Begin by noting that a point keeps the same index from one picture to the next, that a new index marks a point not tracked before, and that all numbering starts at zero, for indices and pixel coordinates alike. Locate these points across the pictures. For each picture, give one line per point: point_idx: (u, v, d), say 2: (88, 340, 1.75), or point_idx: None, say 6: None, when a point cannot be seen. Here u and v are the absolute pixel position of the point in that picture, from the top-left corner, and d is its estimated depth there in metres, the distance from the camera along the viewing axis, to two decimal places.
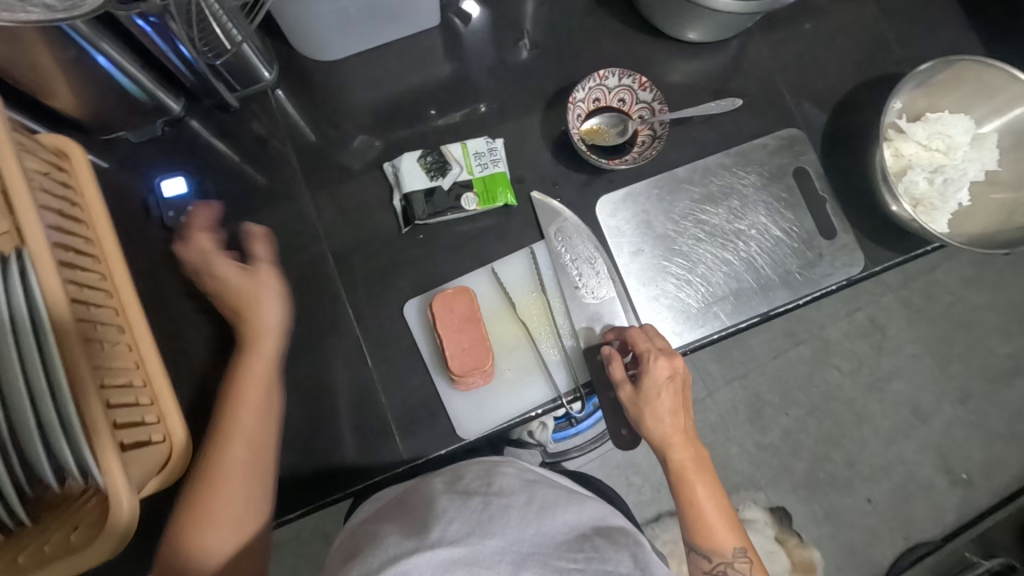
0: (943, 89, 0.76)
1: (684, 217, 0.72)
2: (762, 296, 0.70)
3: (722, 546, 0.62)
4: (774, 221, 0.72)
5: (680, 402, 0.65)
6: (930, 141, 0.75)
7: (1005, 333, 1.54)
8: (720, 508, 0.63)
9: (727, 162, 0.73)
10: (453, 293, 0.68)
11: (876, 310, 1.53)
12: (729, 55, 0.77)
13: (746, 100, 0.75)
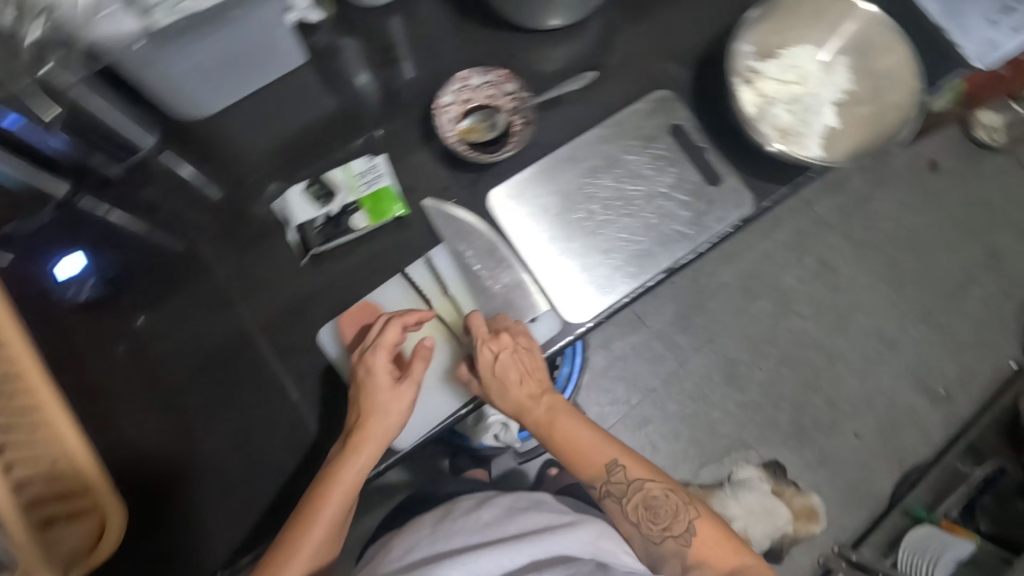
0: (784, 26, 0.80)
1: (574, 195, 0.75)
2: (663, 252, 0.74)
3: (596, 466, 0.67)
4: (659, 179, 0.76)
5: (525, 359, 0.67)
6: (785, 76, 0.79)
7: (950, 246, 1.58)
8: (592, 437, 0.69)
9: (606, 134, 0.77)
10: (356, 310, 0.72)
11: (824, 250, 1.55)
12: (592, 34, 0.81)
13: (611, 76, 0.80)
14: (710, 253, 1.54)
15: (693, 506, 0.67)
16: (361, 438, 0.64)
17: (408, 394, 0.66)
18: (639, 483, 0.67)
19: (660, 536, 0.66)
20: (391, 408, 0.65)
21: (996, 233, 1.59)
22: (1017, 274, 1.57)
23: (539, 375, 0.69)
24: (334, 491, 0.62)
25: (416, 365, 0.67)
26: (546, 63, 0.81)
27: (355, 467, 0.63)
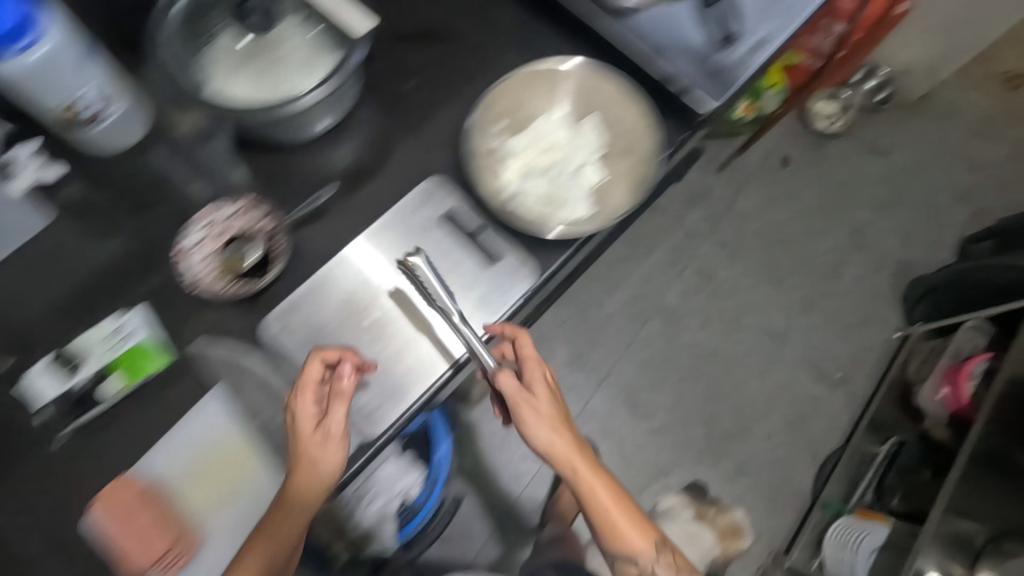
0: (525, 95, 0.77)
1: (358, 303, 0.73)
2: (451, 345, 0.72)
3: (634, 546, 0.78)
4: (439, 269, 0.73)
5: (546, 394, 0.74)
6: (535, 144, 0.75)
7: (814, 233, 1.64)
8: (620, 516, 0.77)
9: (381, 234, 0.75)
10: (119, 482, 0.69)
11: (699, 262, 1.59)
12: (365, 130, 0.80)
13: (387, 172, 0.79)
14: (593, 287, 1.55)
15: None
16: (295, 482, 0.65)
17: (337, 441, 0.66)
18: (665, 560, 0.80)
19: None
20: (320, 454, 0.65)
21: (853, 212, 1.66)
22: (883, 246, 1.63)
23: (575, 433, 0.74)
24: (294, 510, 0.66)
25: (336, 407, 0.66)
26: (321, 167, 0.79)
27: (337, 459, 0.66)
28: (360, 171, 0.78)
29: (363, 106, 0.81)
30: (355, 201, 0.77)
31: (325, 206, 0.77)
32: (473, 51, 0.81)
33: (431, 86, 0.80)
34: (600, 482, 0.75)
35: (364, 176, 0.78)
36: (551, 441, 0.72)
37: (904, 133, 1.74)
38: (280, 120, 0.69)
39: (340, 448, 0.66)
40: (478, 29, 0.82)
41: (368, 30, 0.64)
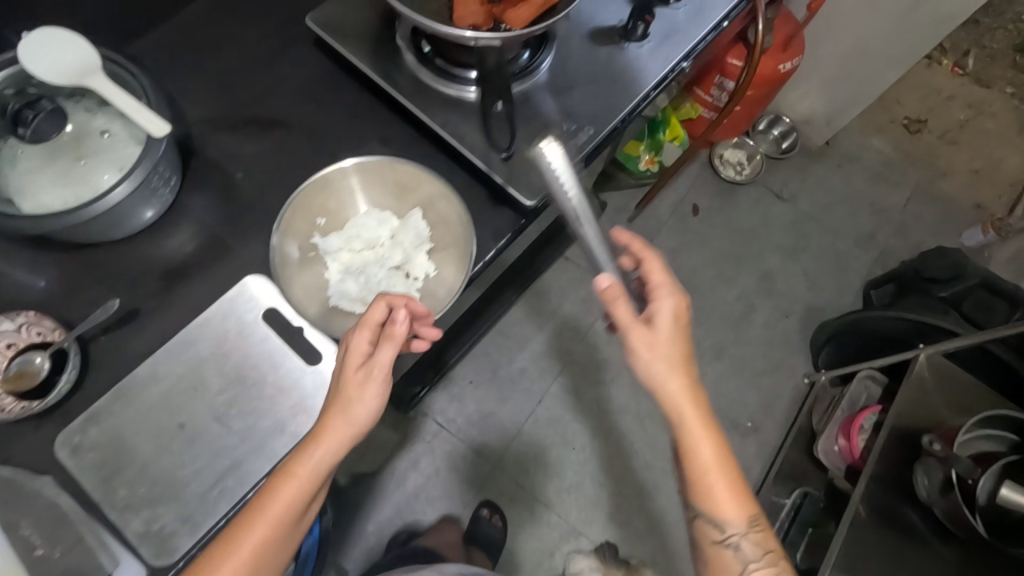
0: (340, 193, 0.71)
1: (160, 416, 0.63)
2: (262, 458, 0.63)
3: (737, 512, 0.62)
4: (255, 372, 0.66)
5: (679, 328, 0.62)
6: (356, 245, 0.70)
7: (725, 280, 1.65)
8: (712, 459, 0.61)
9: (191, 335, 0.66)
10: None
11: (611, 312, 1.59)
12: (195, 216, 0.73)
13: (208, 260, 0.71)
14: (502, 344, 1.52)
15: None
16: (330, 434, 0.53)
17: (378, 383, 0.55)
18: (750, 534, 0.63)
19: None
20: (358, 399, 0.55)
21: (762, 258, 1.69)
22: (790, 292, 1.66)
23: (693, 379, 0.61)
24: (289, 484, 0.52)
25: (386, 351, 0.56)
26: (140, 257, 0.71)
27: (312, 460, 0.53)
28: (183, 265, 0.71)
29: (194, 192, 0.74)
30: (178, 300, 0.69)
31: (139, 305, 0.68)
32: (312, 136, 0.77)
33: (267, 170, 0.75)
34: (706, 440, 0.61)
35: (188, 267, 0.71)
36: (679, 385, 0.60)
37: (809, 179, 1.79)
38: (87, 223, 0.64)
39: (378, 400, 0.55)
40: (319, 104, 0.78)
41: (168, 129, 0.62)
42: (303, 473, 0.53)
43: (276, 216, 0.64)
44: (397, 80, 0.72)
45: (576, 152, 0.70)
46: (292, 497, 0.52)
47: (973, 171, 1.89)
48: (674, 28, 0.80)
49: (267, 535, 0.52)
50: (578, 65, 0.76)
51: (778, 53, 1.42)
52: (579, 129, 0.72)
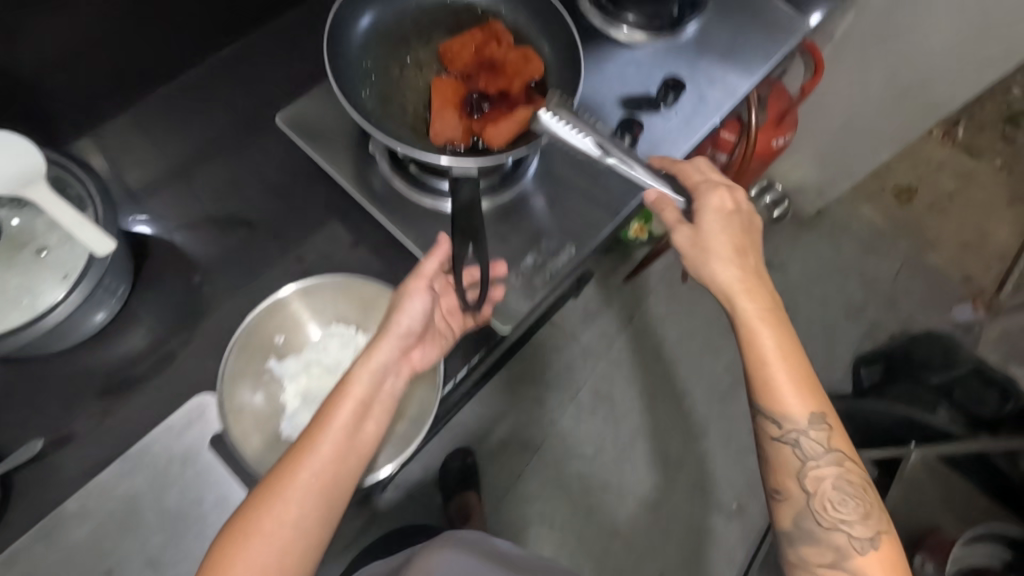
0: (306, 307, 0.65)
1: (88, 558, 0.58)
2: None
3: (794, 407, 0.55)
4: (196, 509, 0.61)
5: (733, 220, 0.61)
6: (314, 366, 0.65)
7: (714, 350, 1.59)
8: (775, 348, 0.56)
9: (128, 465, 0.60)
10: None
11: (596, 380, 1.51)
12: (147, 323, 0.68)
13: (153, 374, 0.66)
14: (480, 412, 1.45)
15: (882, 517, 0.54)
16: (379, 345, 0.56)
17: (419, 288, 0.58)
18: (837, 457, 0.55)
19: (829, 523, 0.54)
20: (399, 310, 0.58)
21: None
22: None
23: (750, 267, 0.60)
24: (342, 400, 0.52)
25: (430, 262, 0.59)
26: (79, 368, 0.65)
27: (361, 371, 0.54)
28: (126, 380, 0.65)
29: (148, 295, 0.69)
30: (118, 420, 0.63)
31: (71, 426, 0.62)
32: (279, 238, 0.73)
33: (229, 276, 0.71)
34: (768, 326, 0.57)
35: (132, 383, 0.65)
36: (731, 274, 0.59)
37: (796, 249, 1.78)
38: (35, 341, 0.61)
39: (422, 300, 0.58)
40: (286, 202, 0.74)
41: (112, 247, 0.57)
42: (354, 382, 0.54)
43: (223, 356, 0.58)
44: (371, 188, 0.68)
45: (555, 277, 0.65)
46: (347, 409, 0.52)
47: (961, 243, 1.87)
48: (664, 133, 0.76)
49: (331, 454, 0.50)
50: (561, 176, 0.72)
51: (772, 129, 1.38)
52: (561, 247, 0.67)
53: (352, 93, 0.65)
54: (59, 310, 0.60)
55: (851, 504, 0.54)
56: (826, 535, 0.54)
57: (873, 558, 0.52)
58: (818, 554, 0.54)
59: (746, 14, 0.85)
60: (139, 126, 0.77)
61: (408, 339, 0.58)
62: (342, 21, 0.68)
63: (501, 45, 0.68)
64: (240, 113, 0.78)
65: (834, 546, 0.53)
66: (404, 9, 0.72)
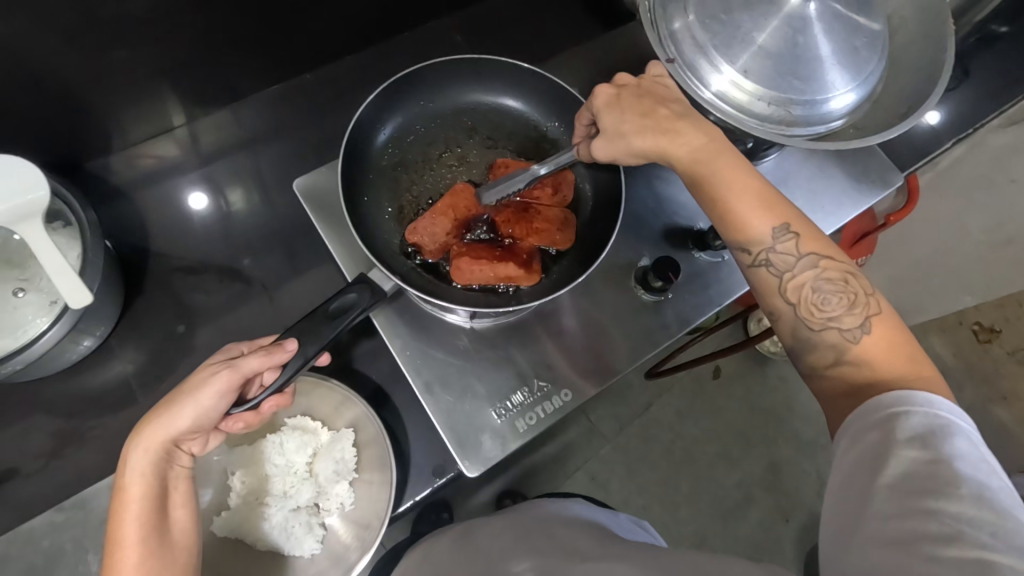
0: None
1: None
2: None
3: (753, 230, 0.52)
4: None
5: (640, 103, 0.54)
6: (265, 467, 0.61)
7: (729, 461, 1.47)
8: (728, 182, 0.52)
9: (59, 520, 0.60)
10: None
11: (595, 466, 1.42)
12: (118, 368, 0.66)
13: (111, 423, 0.64)
14: None
15: (872, 298, 0.49)
16: (154, 434, 0.46)
17: (226, 385, 0.47)
18: (810, 259, 0.50)
19: (818, 325, 0.49)
20: (186, 405, 0.47)
21: (777, 446, 1.49)
22: (797, 494, 1.46)
23: (669, 118, 0.54)
24: (127, 503, 0.45)
25: (249, 362, 0.47)
26: (38, 401, 0.64)
27: (140, 468, 0.46)
28: (82, 423, 0.64)
29: (126, 338, 0.67)
30: (63, 464, 0.62)
31: (19, 463, 0.62)
32: (273, 302, 0.72)
33: (215, 333, 0.69)
34: (712, 165, 0.52)
35: (88, 427, 0.64)
36: (645, 145, 0.53)
37: None
38: (23, 369, 0.58)
39: (225, 401, 0.48)
40: (289, 267, 0.73)
41: (90, 299, 0.54)
42: (133, 483, 0.46)
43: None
44: None
45: (539, 425, 0.60)
46: (135, 514, 0.45)
47: None
48: (705, 277, 0.67)
49: (134, 564, 0.44)
50: (576, 305, 0.65)
51: (845, 251, 1.23)
52: (555, 391, 0.62)
53: (372, 144, 0.65)
54: (45, 339, 0.56)
55: (834, 298, 0.49)
56: (820, 337, 0.49)
57: (869, 340, 0.47)
58: (821, 356, 0.49)
59: (834, 156, 0.76)
60: (165, 158, 0.76)
61: (197, 433, 0.49)
62: (416, 83, 0.66)
63: (554, 193, 0.63)
64: (272, 167, 0.77)
65: (829, 344, 0.48)
66: (486, 102, 0.69)
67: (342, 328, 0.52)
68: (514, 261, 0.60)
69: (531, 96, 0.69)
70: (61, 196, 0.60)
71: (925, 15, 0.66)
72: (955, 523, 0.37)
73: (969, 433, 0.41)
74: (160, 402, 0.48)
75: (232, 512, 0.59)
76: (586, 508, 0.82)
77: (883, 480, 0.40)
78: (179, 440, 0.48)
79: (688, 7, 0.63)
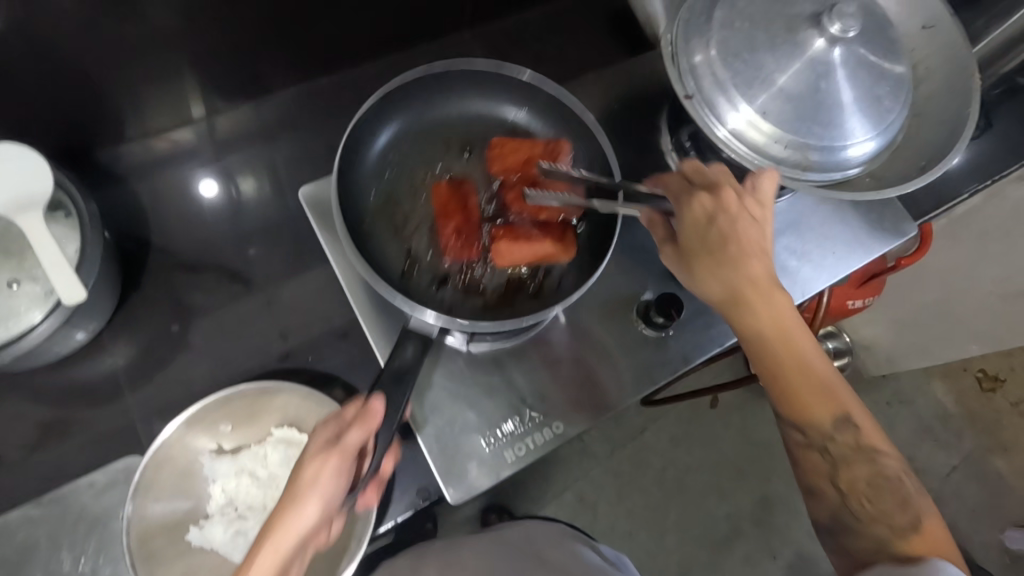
0: (255, 413, 0.61)
1: None
2: None
3: (816, 411, 0.51)
4: None
5: (742, 234, 0.51)
6: (246, 478, 0.59)
7: (720, 492, 1.45)
8: (819, 358, 0.52)
9: (35, 514, 0.60)
10: None
11: (585, 486, 1.41)
12: (109, 363, 0.66)
13: (97, 416, 0.64)
14: None
15: (924, 505, 0.50)
16: (279, 522, 0.46)
17: (342, 464, 0.48)
18: (870, 452, 0.51)
19: (867, 516, 0.50)
20: (310, 502, 0.46)
21: (769, 480, 1.47)
22: (787, 532, 1.44)
23: (769, 272, 0.51)
24: None
25: (354, 436, 0.48)
26: (25, 390, 0.63)
27: (266, 565, 0.44)
28: (67, 417, 0.63)
29: (118, 333, 0.67)
30: (45, 458, 0.61)
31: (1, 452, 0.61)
32: (270, 307, 0.70)
33: (209, 334, 0.68)
34: (802, 341, 0.52)
35: (73, 422, 0.63)
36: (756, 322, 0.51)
37: None
38: (14, 358, 0.57)
39: (341, 482, 0.48)
40: (289, 270, 0.72)
41: (84, 296, 0.54)
42: (259, 573, 0.44)
43: (139, 467, 0.54)
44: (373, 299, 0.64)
45: (528, 456, 0.59)
46: None
47: None
48: (709, 316, 0.66)
49: None
50: (576, 336, 0.64)
51: (852, 289, 1.23)
52: (547, 421, 0.61)
53: (356, 192, 0.62)
54: (37, 332, 0.56)
55: (886, 495, 0.50)
56: (869, 529, 0.50)
57: (916, 542, 0.48)
58: (862, 545, 0.50)
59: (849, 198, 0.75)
60: (172, 150, 0.75)
61: (319, 531, 0.48)
62: (379, 113, 0.63)
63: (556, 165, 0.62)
64: (280, 170, 0.76)
65: (871, 537, 0.50)
66: (449, 109, 0.66)
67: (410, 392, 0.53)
68: (549, 235, 0.58)
69: (491, 91, 0.66)
70: (63, 186, 0.60)
71: (953, 65, 0.64)
72: None
73: None
74: (270, 521, 0.47)
75: (211, 520, 0.58)
76: (568, 531, 0.87)
77: None
78: (305, 543, 0.47)
79: (711, 42, 0.62)
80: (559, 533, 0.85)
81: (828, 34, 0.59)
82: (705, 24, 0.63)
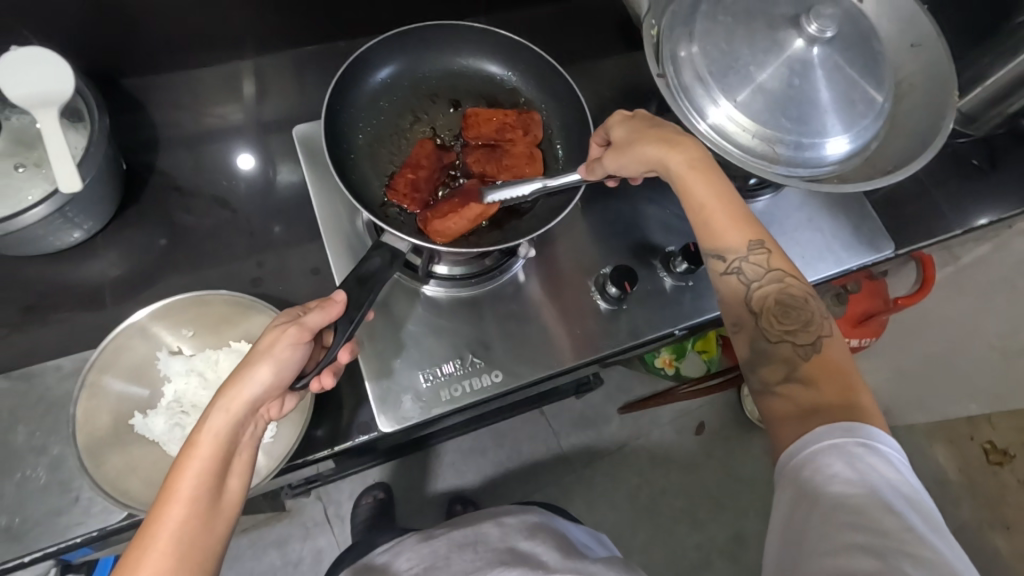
0: (217, 324, 0.66)
1: None
2: None
3: (731, 237, 0.54)
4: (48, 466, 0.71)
5: (651, 125, 0.59)
6: (196, 380, 0.63)
7: (694, 520, 1.41)
8: (729, 192, 0.56)
9: None
10: None
11: (556, 492, 1.38)
12: (97, 266, 0.71)
13: (78, 311, 0.68)
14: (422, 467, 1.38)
15: (827, 323, 0.52)
16: (232, 388, 0.49)
17: (298, 338, 0.50)
18: (777, 274, 0.53)
19: (776, 337, 0.52)
20: (264, 363, 0.49)
21: (747, 516, 1.43)
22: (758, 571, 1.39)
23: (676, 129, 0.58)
24: (197, 453, 0.46)
25: (314, 316, 0.51)
26: (17, 277, 0.68)
27: (217, 425, 0.48)
28: (51, 307, 0.68)
29: (112, 240, 0.72)
30: (21, 340, 0.66)
31: None
32: (254, 238, 0.75)
33: (195, 253, 0.73)
34: (709, 179, 0.55)
35: (58, 311, 0.68)
36: (680, 161, 0.56)
37: None
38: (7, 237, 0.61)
39: (297, 353, 0.51)
40: (278, 208, 0.77)
41: (79, 187, 0.59)
42: (213, 434, 0.47)
43: (99, 344, 0.58)
44: (346, 237, 0.68)
45: (463, 402, 0.61)
46: (200, 469, 0.46)
47: None
48: (666, 299, 0.68)
49: (185, 516, 0.44)
50: (532, 297, 0.66)
51: (850, 329, 1.18)
52: (490, 370, 0.62)
53: (346, 125, 0.66)
54: (32, 213, 0.60)
55: (793, 316, 0.52)
56: (777, 349, 0.51)
57: (818, 361, 0.50)
58: (772, 371, 0.51)
59: (828, 210, 0.76)
60: (189, 86, 0.81)
61: (272, 397, 0.52)
62: (377, 54, 0.67)
63: (524, 134, 0.66)
64: (285, 119, 0.81)
65: (782, 359, 0.51)
66: (441, 64, 0.71)
67: (374, 297, 0.56)
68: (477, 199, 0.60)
69: (476, 52, 0.71)
70: (82, 95, 0.65)
71: (936, 80, 0.65)
72: (880, 556, 0.39)
73: (891, 456, 0.44)
74: (229, 377, 0.50)
75: (157, 413, 0.62)
76: (546, 513, 0.86)
77: (816, 515, 0.42)
78: (257, 406, 0.50)
79: (693, 36, 0.65)
80: (535, 514, 0.84)
81: (807, 34, 0.61)
82: (690, 21, 0.66)
